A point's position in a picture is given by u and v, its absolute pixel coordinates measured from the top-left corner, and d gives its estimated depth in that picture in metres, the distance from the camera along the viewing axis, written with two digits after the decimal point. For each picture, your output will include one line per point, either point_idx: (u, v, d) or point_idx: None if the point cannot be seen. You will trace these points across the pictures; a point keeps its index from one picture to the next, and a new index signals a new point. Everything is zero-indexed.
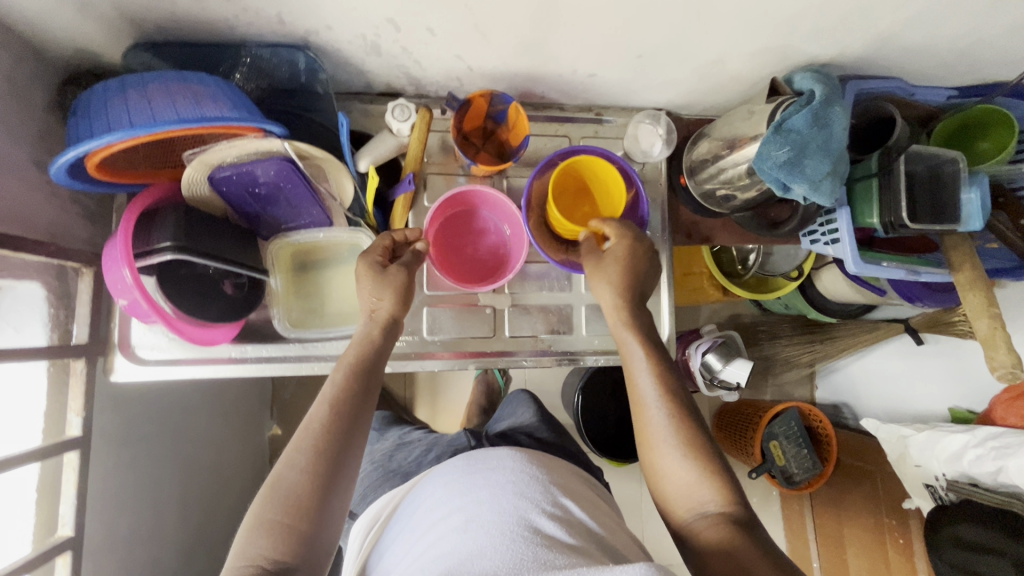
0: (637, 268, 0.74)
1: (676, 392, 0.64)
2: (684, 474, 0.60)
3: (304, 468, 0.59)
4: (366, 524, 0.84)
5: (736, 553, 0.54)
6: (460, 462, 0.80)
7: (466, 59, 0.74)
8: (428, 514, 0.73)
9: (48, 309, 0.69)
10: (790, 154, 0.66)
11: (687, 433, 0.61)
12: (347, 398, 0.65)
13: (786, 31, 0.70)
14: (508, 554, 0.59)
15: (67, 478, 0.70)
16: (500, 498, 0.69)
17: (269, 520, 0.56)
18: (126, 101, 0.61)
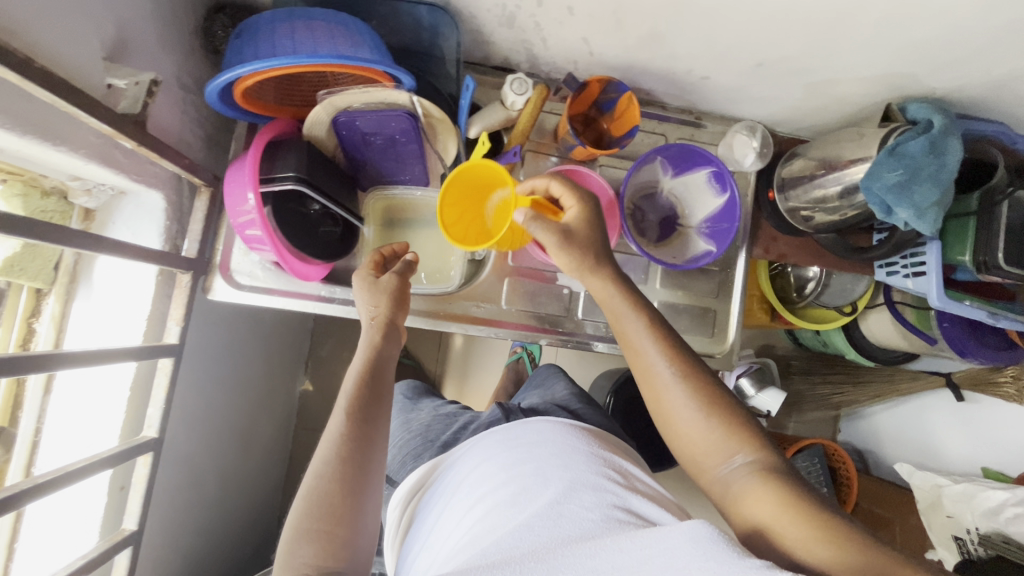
0: (597, 228, 0.69)
1: (679, 348, 0.64)
2: (709, 428, 0.60)
3: (337, 467, 0.58)
4: (405, 497, 0.78)
5: (772, 502, 0.52)
6: (498, 433, 0.76)
7: (592, 44, 0.77)
8: (464, 486, 0.69)
9: (164, 221, 0.73)
10: (902, 178, 0.68)
11: (708, 389, 0.61)
12: (361, 394, 0.64)
13: (911, 60, 0.71)
14: (556, 531, 0.54)
15: (158, 381, 0.72)
16: (545, 467, 0.64)
17: (309, 526, 0.54)
18: (291, 34, 0.63)
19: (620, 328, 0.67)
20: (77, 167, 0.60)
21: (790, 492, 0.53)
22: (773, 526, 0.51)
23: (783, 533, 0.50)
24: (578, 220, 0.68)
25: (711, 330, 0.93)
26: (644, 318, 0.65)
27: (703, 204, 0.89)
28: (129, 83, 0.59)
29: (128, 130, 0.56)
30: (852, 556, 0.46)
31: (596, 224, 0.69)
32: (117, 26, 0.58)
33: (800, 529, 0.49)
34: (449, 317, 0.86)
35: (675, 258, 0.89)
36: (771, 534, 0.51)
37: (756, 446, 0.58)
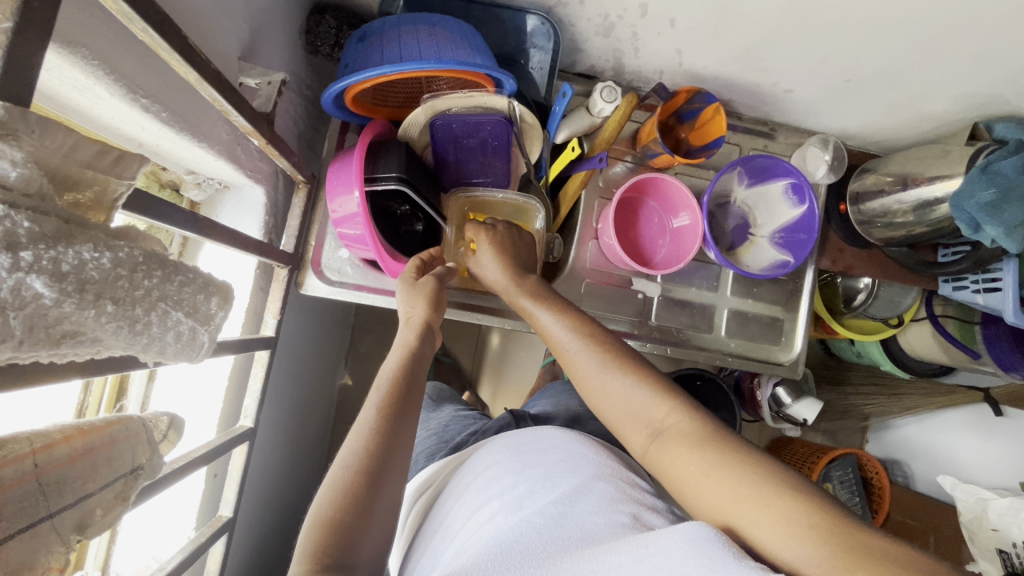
0: (514, 255, 0.76)
1: (582, 327, 0.67)
2: (636, 400, 0.61)
3: (366, 459, 0.56)
4: (417, 491, 0.78)
5: (713, 479, 0.52)
6: (509, 439, 0.74)
7: (684, 55, 0.78)
8: (467, 492, 0.68)
9: (264, 215, 0.74)
10: (995, 197, 0.70)
11: (638, 374, 0.62)
12: (399, 391, 0.63)
13: (1002, 80, 0.73)
14: (562, 533, 0.54)
15: (256, 373, 0.73)
16: (554, 473, 0.63)
17: (326, 516, 0.52)
18: (413, 41, 0.66)
19: (549, 332, 0.69)
20: (201, 162, 0.62)
21: (731, 463, 0.52)
22: (727, 505, 0.50)
23: (740, 515, 0.49)
24: (488, 253, 0.76)
25: (779, 339, 0.94)
26: (575, 321, 0.68)
27: (780, 215, 0.91)
28: (261, 82, 0.59)
29: (262, 128, 0.58)
30: (804, 524, 0.45)
31: (514, 249, 0.77)
32: (249, 25, 0.60)
33: (754, 511, 0.48)
34: (529, 319, 0.88)
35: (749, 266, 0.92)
36: (724, 517, 0.50)
37: (686, 415, 0.58)
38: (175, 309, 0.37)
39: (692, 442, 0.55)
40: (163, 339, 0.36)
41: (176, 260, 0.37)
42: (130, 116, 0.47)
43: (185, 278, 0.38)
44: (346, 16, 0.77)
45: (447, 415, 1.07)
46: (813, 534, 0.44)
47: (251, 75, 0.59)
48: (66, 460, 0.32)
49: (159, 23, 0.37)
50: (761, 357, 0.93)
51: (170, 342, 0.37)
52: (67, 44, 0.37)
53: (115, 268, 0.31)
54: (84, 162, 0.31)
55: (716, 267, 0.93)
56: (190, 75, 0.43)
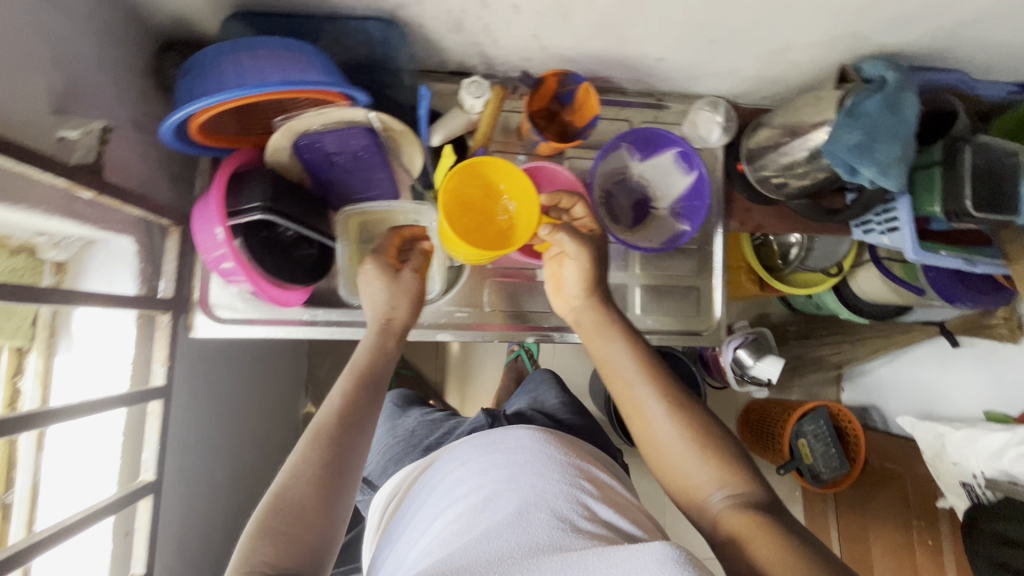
0: (602, 295, 0.75)
1: (659, 371, 0.66)
2: (688, 450, 0.61)
3: (319, 464, 0.55)
4: (388, 493, 0.84)
5: (748, 532, 0.54)
6: (477, 439, 0.77)
7: (542, 39, 0.77)
8: (436, 494, 0.71)
9: (138, 263, 0.73)
10: (862, 138, 0.69)
11: (699, 429, 0.62)
12: (359, 397, 0.62)
13: (858, 19, 0.71)
14: (525, 539, 0.57)
15: (150, 425, 0.73)
16: (517, 475, 0.66)
17: (273, 519, 0.51)
18: (235, 64, 0.64)
19: (609, 371, 0.69)
20: (41, 224, 0.61)
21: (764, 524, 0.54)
22: (751, 545, 0.52)
23: (761, 555, 0.51)
24: (573, 273, 0.74)
25: (697, 309, 0.93)
26: (646, 361, 0.67)
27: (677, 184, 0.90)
28: (81, 133, 0.59)
29: (82, 180, 0.57)
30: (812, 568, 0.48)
31: (601, 283, 0.75)
32: (61, 77, 0.58)
33: (769, 553, 0.51)
34: (435, 326, 0.85)
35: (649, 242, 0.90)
36: (747, 552, 0.53)
37: (739, 478, 0.59)
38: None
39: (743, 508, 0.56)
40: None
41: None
42: None
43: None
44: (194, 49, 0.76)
45: (414, 418, 1.06)
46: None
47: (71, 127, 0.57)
48: None
49: None
50: (680, 329, 0.92)
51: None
52: None
53: None
54: None
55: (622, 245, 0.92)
56: None
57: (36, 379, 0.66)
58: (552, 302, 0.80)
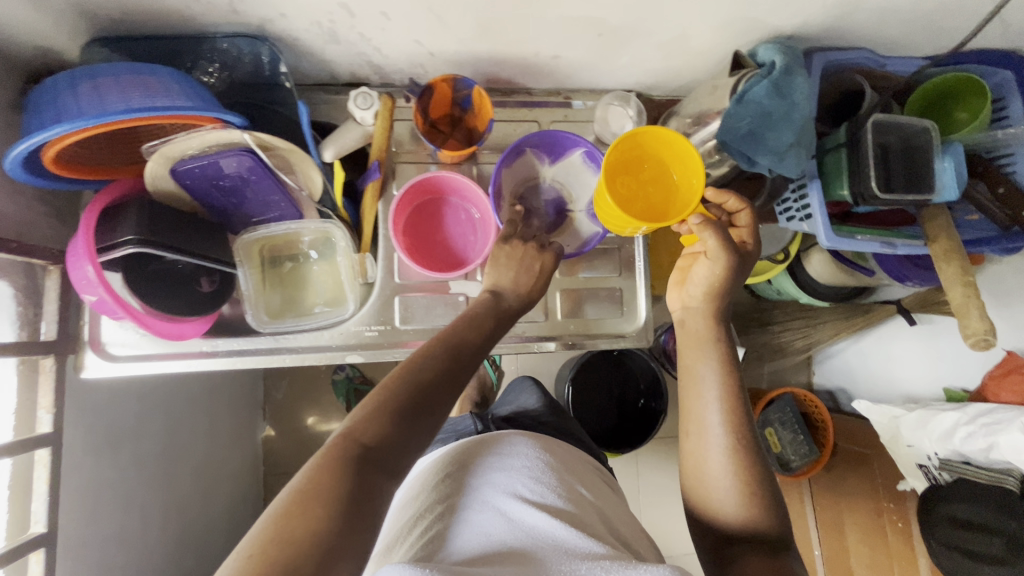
0: (723, 309, 0.70)
1: (739, 398, 0.65)
2: (733, 477, 0.62)
3: (437, 379, 0.56)
4: (369, 506, 0.77)
5: (761, 565, 0.58)
6: (468, 443, 0.75)
7: (426, 44, 0.74)
8: (422, 487, 0.69)
9: (15, 307, 0.69)
10: (749, 128, 0.67)
11: (744, 467, 0.62)
12: (477, 339, 0.63)
13: (745, 3, 0.69)
14: (534, 543, 0.57)
15: (39, 475, 0.69)
16: (521, 481, 0.66)
17: (383, 406, 0.52)
18: (74, 93, 0.60)
19: (693, 392, 0.66)
20: None
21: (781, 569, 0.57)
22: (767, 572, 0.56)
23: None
24: (702, 276, 0.69)
25: (621, 310, 0.91)
26: (733, 401, 0.64)
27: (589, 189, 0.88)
28: None
29: None
30: None
31: (725, 292, 0.70)
32: None
33: None
34: (344, 348, 0.82)
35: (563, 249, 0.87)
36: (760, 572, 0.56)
37: (759, 511, 0.61)
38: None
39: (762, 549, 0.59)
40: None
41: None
42: None
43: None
44: None
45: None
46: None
47: None
48: None
49: None
50: (604, 332, 0.90)
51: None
52: None
53: None
54: None
55: None
56: None
57: None
58: (665, 293, 0.75)
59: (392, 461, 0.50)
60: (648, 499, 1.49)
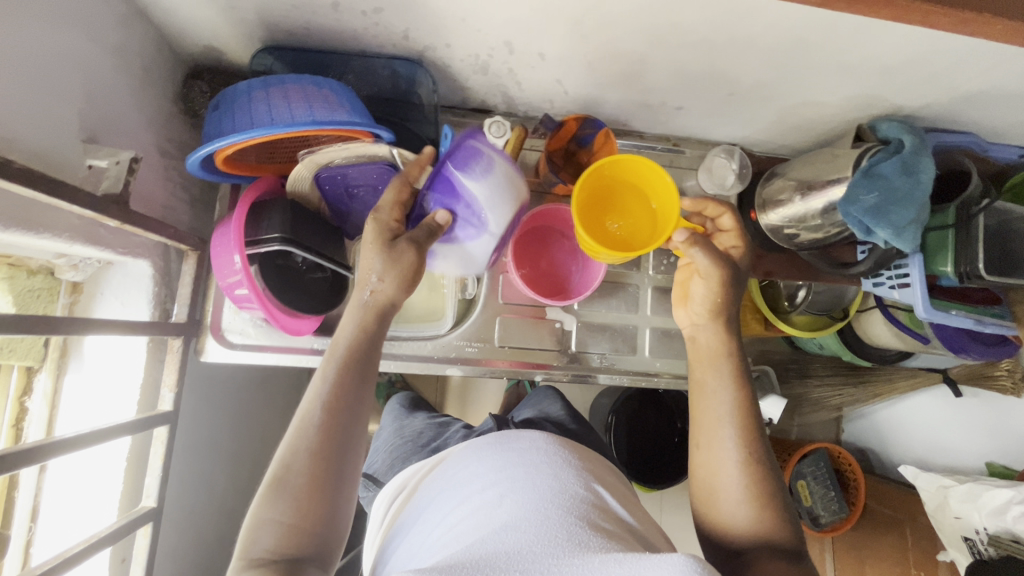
0: (731, 320, 0.71)
1: (750, 413, 0.66)
2: (745, 487, 0.62)
3: (318, 454, 0.55)
4: (391, 493, 0.84)
5: (771, 564, 0.57)
6: (489, 438, 0.79)
7: (565, 84, 0.78)
8: (447, 498, 0.71)
9: (153, 288, 0.73)
10: (877, 200, 0.70)
11: (755, 473, 0.63)
12: (347, 381, 0.60)
13: (877, 82, 0.73)
14: (544, 535, 0.57)
15: (156, 449, 0.71)
16: (537, 477, 0.66)
17: (283, 511, 0.53)
18: (265, 100, 0.63)
19: (703, 410, 0.68)
20: (61, 247, 0.61)
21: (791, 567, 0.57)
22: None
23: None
24: (701, 292, 0.71)
25: None
26: (744, 410, 0.66)
27: (506, 173, 0.68)
28: (109, 162, 0.58)
29: (110, 210, 0.56)
30: None
31: (731, 304, 0.71)
32: (94, 107, 0.59)
33: None
34: (444, 360, 0.86)
35: (489, 234, 0.72)
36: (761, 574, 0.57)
37: (768, 517, 0.61)
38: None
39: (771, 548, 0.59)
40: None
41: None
42: None
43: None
44: (222, 77, 0.77)
45: (420, 421, 1.09)
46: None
47: (98, 156, 0.58)
48: None
49: None
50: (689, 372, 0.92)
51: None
52: None
53: None
54: None
55: (633, 287, 0.92)
56: None
57: (45, 400, 0.69)
58: (673, 310, 0.77)
59: (321, 550, 0.53)
60: (680, 539, 1.49)
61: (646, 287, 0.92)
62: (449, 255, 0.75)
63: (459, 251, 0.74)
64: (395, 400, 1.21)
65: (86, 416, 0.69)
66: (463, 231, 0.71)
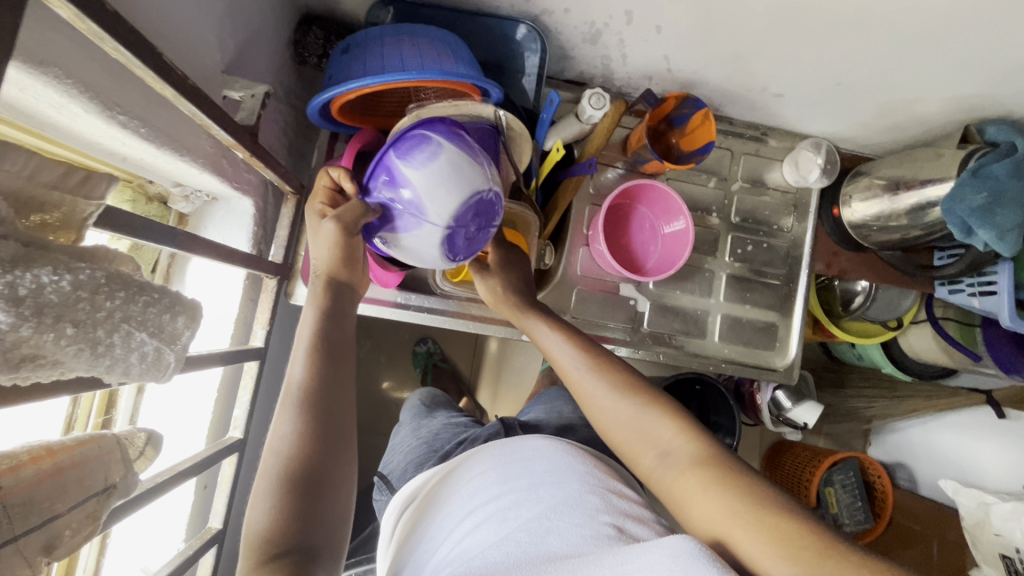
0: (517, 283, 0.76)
1: (593, 351, 0.66)
2: (635, 416, 0.60)
3: (308, 438, 0.50)
4: (400, 502, 0.69)
5: (709, 490, 0.52)
6: (496, 446, 0.68)
7: (672, 60, 0.78)
8: (456, 499, 0.62)
9: (252, 226, 0.74)
10: (987, 201, 0.69)
11: (613, 373, 0.63)
12: (320, 364, 0.54)
13: (995, 83, 0.72)
14: (545, 551, 0.50)
15: (246, 384, 0.73)
16: (538, 484, 0.58)
17: (272, 494, 0.47)
18: (396, 48, 0.64)
19: (551, 351, 0.68)
20: (187, 175, 0.63)
21: (726, 483, 0.52)
22: (727, 523, 0.50)
23: (732, 535, 0.49)
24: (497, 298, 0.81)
25: (773, 344, 0.94)
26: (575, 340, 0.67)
27: (453, 164, 0.59)
28: (244, 95, 0.60)
29: (244, 139, 0.57)
30: (796, 549, 0.45)
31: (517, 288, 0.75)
32: (232, 37, 0.60)
33: (756, 539, 0.47)
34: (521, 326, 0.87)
35: (430, 225, 0.60)
36: (725, 538, 0.49)
37: (686, 436, 0.58)
38: (144, 328, 0.37)
39: (696, 460, 0.55)
40: (129, 360, 0.36)
41: (142, 281, 0.36)
42: (107, 133, 0.47)
43: (151, 299, 0.37)
44: (332, 25, 0.78)
45: (440, 420, 0.95)
46: (806, 555, 0.45)
47: (235, 88, 0.60)
48: (34, 481, 0.32)
49: (128, 40, 0.37)
50: (756, 363, 0.93)
51: (135, 363, 0.37)
52: (57, 74, 0.38)
53: (75, 290, 0.31)
54: (49, 183, 0.31)
55: (708, 273, 0.93)
56: (166, 91, 0.43)
57: None
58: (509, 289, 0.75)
59: (323, 555, 0.46)
60: None
61: (720, 272, 0.93)
62: (406, 249, 0.64)
63: (410, 244, 0.63)
64: (416, 396, 1.09)
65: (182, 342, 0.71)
66: (399, 221, 0.61)
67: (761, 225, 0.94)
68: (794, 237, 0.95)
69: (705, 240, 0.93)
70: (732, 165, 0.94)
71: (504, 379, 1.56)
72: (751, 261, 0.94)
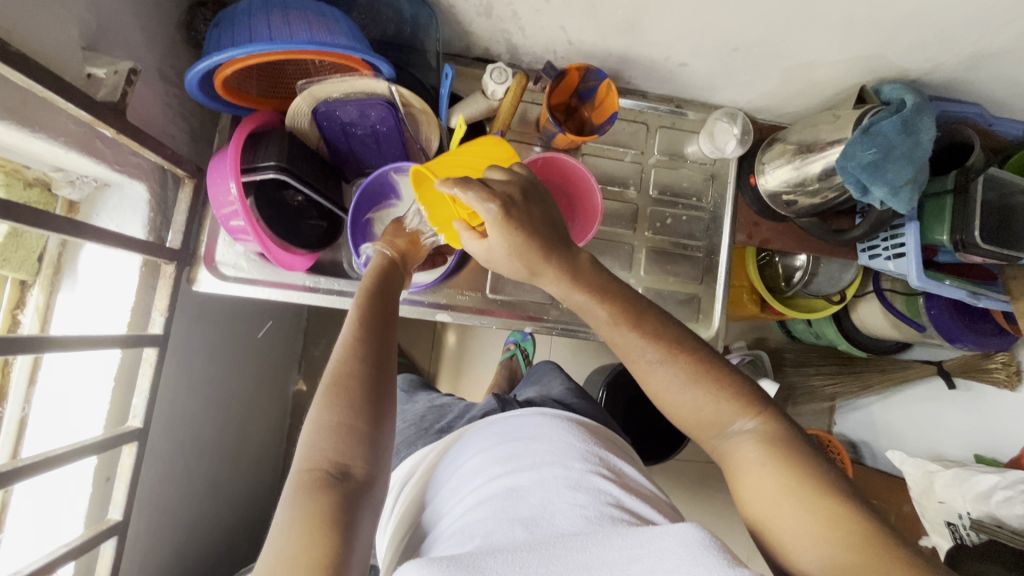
0: (527, 243, 0.57)
1: (665, 335, 0.56)
2: (704, 405, 0.53)
3: (364, 363, 0.51)
4: (399, 483, 0.66)
5: (775, 477, 0.48)
6: (493, 423, 0.63)
7: (569, 31, 0.78)
8: (454, 474, 0.57)
9: (148, 213, 0.73)
10: (876, 157, 0.70)
11: (684, 363, 0.54)
12: (375, 316, 0.56)
13: (881, 43, 0.73)
14: (554, 529, 0.45)
15: (144, 371, 0.72)
16: (542, 452, 0.53)
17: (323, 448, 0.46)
18: (266, 21, 0.63)
19: (611, 337, 0.58)
20: (61, 159, 0.62)
21: (791, 469, 0.48)
22: (778, 512, 0.47)
23: (777, 523, 0.46)
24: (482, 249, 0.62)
25: (696, 316, 0.93)
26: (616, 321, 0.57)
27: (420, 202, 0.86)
28: (108, 72, 0.60)
29: (105, 115, 0.57)
30: (849, 532, 0.43)
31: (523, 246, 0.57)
32: (97, 16, 0.60)
33: (808, 520, 0.45)
34: (435, 307, 0.87)
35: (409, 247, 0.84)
36: (771, 523, 0.47)
37: (762, 420, 0.52)
38: None
39: (763, 439, 0.51)
40: None
41: None
42: None
43: None
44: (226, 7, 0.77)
45: (424, 405, 0.89)
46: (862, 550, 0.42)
47: (98, 64, 0.59)
48: None
49: None
50: None
51: None
52: None
53: None
54: None
55: (628, 246, 0.93)
56: None
57: (37, 314, 0.70)
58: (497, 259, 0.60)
59: (377, 489, 0.47)
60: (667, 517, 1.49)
61: (641, 248, 0.93)
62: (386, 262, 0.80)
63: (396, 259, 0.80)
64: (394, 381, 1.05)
65: (74, 327, 0.70)
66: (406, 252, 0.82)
67: (681, 197, 0.94)
68: (714, 208, 0.95)
69: (624, 214, 0.93)
70: (648, 139, 0.94)
71: (461, 371, 1.54)
72: (672, 233, 0.94)
